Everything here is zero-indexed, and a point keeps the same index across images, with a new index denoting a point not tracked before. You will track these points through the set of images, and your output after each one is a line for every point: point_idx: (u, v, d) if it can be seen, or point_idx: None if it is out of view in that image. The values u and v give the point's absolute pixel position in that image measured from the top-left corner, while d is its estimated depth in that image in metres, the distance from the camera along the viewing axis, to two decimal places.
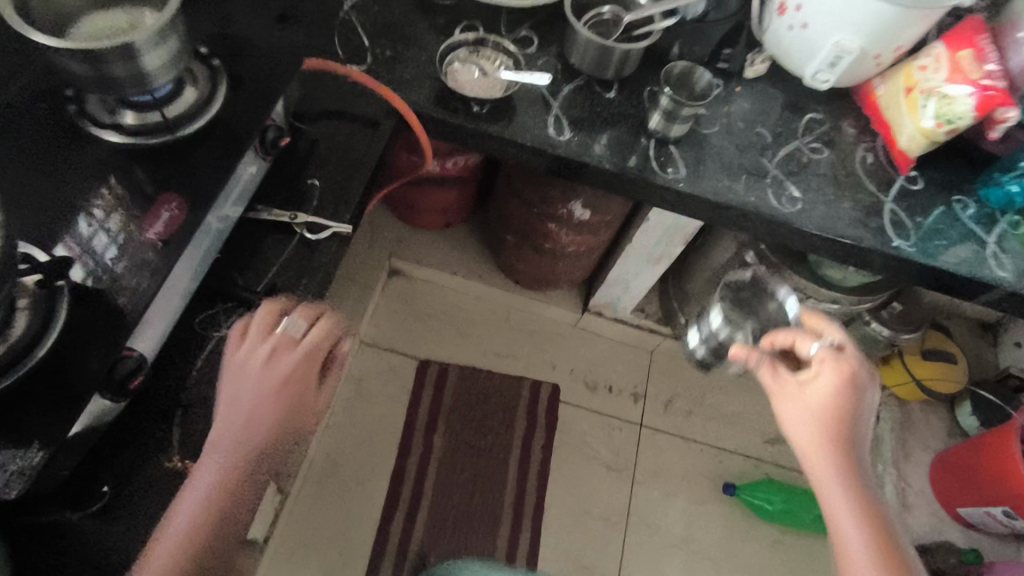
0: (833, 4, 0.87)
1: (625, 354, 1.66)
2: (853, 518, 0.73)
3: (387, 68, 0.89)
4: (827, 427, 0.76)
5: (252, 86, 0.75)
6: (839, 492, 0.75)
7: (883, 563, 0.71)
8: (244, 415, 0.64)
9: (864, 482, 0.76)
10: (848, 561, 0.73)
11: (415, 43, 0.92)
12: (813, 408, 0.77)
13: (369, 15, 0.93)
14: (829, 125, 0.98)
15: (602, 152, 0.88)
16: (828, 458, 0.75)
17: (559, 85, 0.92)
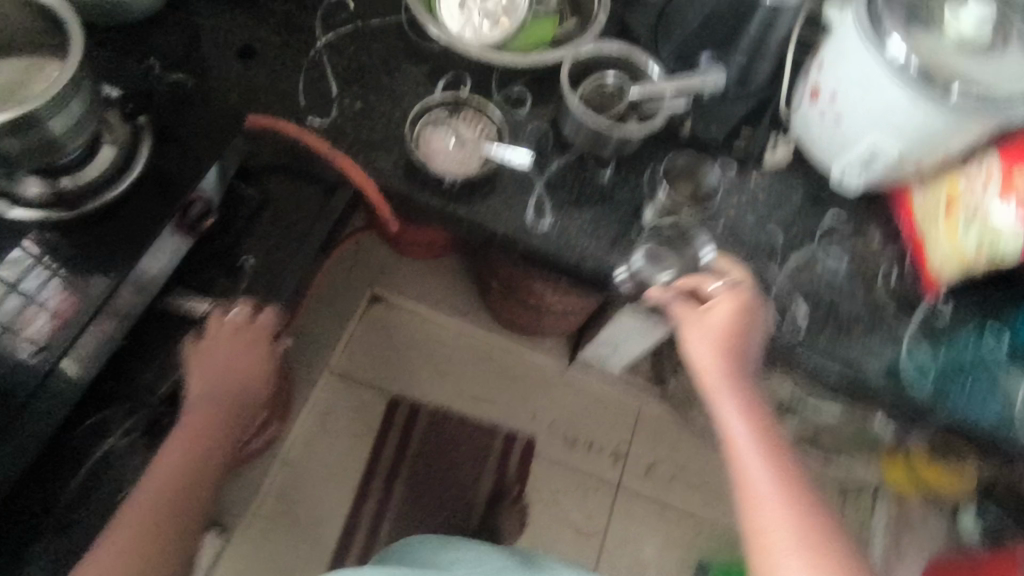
0: (873, 103, 0.74)
1: (611, 410, 1.56)
2: (753, 445, 0.65)
3: (353, 123, 0.78)
4: (721, 348, 0.70)
5: (178, 158, 0.66)
6: (732, 398, 0.68)
7: (781, 472, 0.63)
8: (212, 399, 0.66)
9: (761, 405, 0.69)
10: (746, 478, 0.64)
11: (390, 95, 0.81)
12: (707, 325, 0.71)
13: (343, 56, 0.82)
14: (852, 231, 0.86)
15: (586, 246, 0.77)
16: (727, 390, 0.68)
17: (548, 160, 0.81)
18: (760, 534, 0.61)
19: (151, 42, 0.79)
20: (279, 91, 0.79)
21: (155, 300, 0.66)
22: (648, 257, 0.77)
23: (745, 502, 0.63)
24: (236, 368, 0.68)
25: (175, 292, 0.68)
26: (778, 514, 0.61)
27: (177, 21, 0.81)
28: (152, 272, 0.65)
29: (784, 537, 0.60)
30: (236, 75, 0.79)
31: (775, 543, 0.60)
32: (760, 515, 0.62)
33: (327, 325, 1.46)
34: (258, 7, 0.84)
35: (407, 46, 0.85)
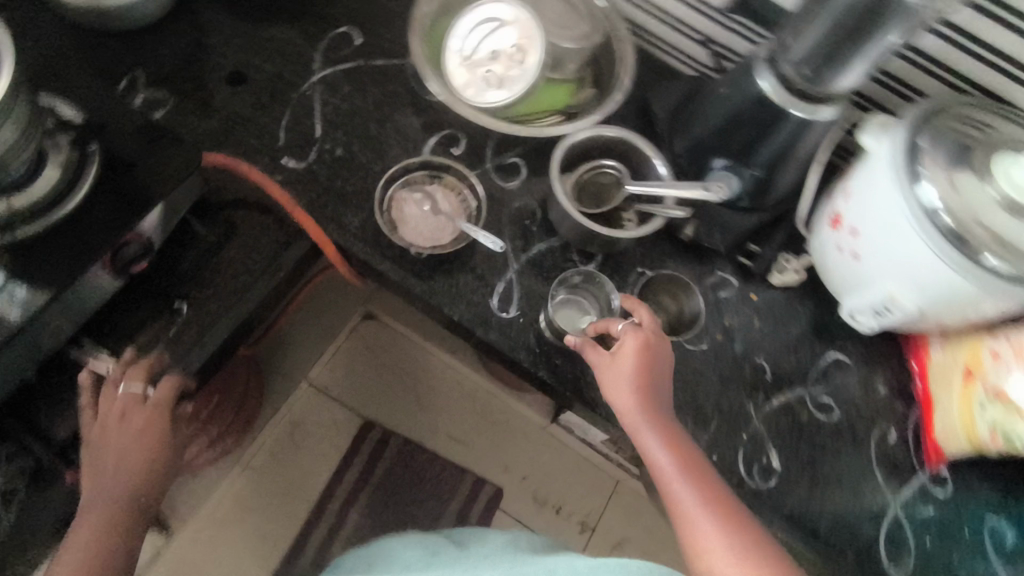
0: (897, 250, 0.64)
1: (587, 476, 1.48)
2: (667, 454, 0.62)
3: (328, 171, 0.74)
4: (639, 387, 0.64)
5: (125, 191, 0.62)
6: (649, 430, 0.63)
7: (699, 479, 0.61)
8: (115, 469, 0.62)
9: (667, 407, 0.65)
10: (678, 494, 0.61)
11: (375, 146, 0.76)
12: (618, 356, 0.65)
13: (336, 97, 0.78)
14: (858, 378, 0.76)
15: (547, 348, 0.71)
16: (644, 420, 0.63)
17: (528, 243, 0.74)
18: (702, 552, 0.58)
19: (140, 53, 0.76)
20: (260, 126, 0.75)
21: (64, 346, 0.64)
22: (577, 314, 0.73)
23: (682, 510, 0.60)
24: (138, 450, 0.63)
25: (88, 340, 0.66)
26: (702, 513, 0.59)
27: (173, 35, 0.78)
28: (67, 315, 0.61)
29: (723, 552, 0.57)
30: (220, 103, 0.76)
31: (709, 550, 0.58)
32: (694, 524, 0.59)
33: (312, 338, 1.44)
34: (261, 30, 0.80)
35: (406, 95, 0.80)
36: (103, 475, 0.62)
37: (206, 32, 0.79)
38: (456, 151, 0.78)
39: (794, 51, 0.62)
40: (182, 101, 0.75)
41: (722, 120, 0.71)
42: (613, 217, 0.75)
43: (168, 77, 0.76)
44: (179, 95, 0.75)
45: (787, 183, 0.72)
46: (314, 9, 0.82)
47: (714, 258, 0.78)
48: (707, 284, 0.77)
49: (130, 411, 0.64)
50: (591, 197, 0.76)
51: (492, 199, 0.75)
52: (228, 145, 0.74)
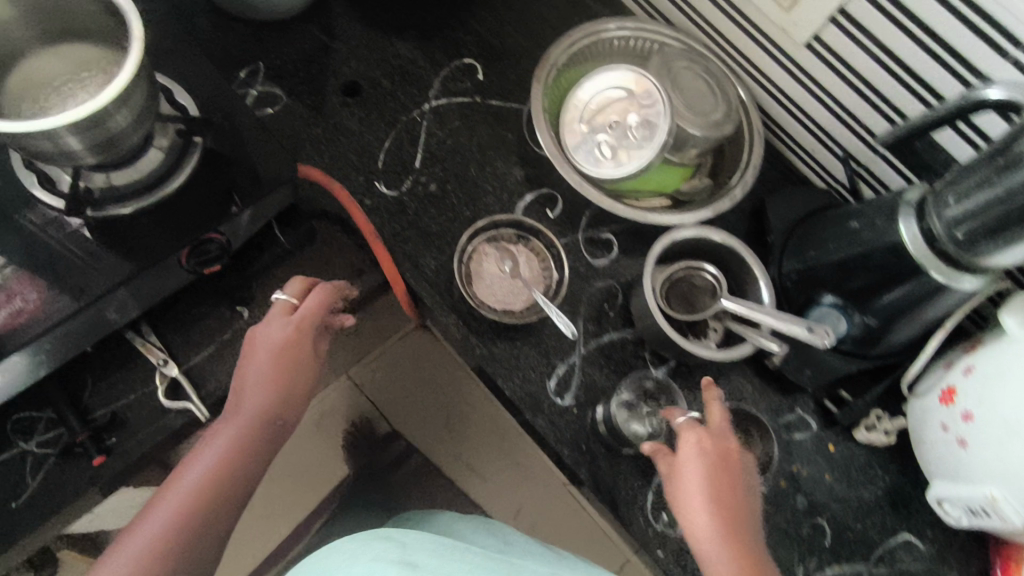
0: (1012, 454, 0.55)
1: (598, 546, 1.42)
2: (720, 552, 0.49)
3: (417, 204, 0.72)
4: (701, 492, 0.52)
5: (219, 188, 0.61)
6: (717, 544, 0.50)
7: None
8: (257, 380, 0.60)
9: (749, 502, 0.54)
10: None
11: (469, 190, 0.73)
12: (685, 440, 0.56)
13: (443, 129, 0.76)
14: (928, 568, 0.67)
15: (594, 446, 0.66)
16: (713, 533, 0.50)
17: (601, 328, 0.70)
18: None
19: (266, 46, 0.76)
20: (363, 142, 0.73)
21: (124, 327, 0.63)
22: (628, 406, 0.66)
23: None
24: (280, 370, 0.60)
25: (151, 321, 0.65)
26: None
27: (302, 34, 0.77)
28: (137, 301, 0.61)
29: None
30: (329, 111, 0.74)
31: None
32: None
33: (362, 334, 1.44)
34: (387, 45, 0.79)
35: (514, 143, 0.77)
36: (246, 388, 0.59)
37: (334, 36, 0.78)
38: (551, 214, 0.74)
39: (950, 208, 0.55)
40: (294, 101, 0.74)
41: (844, 256, 0.64)
42: (698, 326, 0.69)
43: (286, 73, 0.75)
44: (292, 96, 0.74)
45: (901, 337, 0.65)
46: (443, 34, 0.80)
47: (796, 393, 0.71)
48: (781, 419, 0.70)
49: (278, 323, 0.61)
50: (681, 299, 0.70)
51: (575, 273, 0.71)
52: (326, 155, 0.72)
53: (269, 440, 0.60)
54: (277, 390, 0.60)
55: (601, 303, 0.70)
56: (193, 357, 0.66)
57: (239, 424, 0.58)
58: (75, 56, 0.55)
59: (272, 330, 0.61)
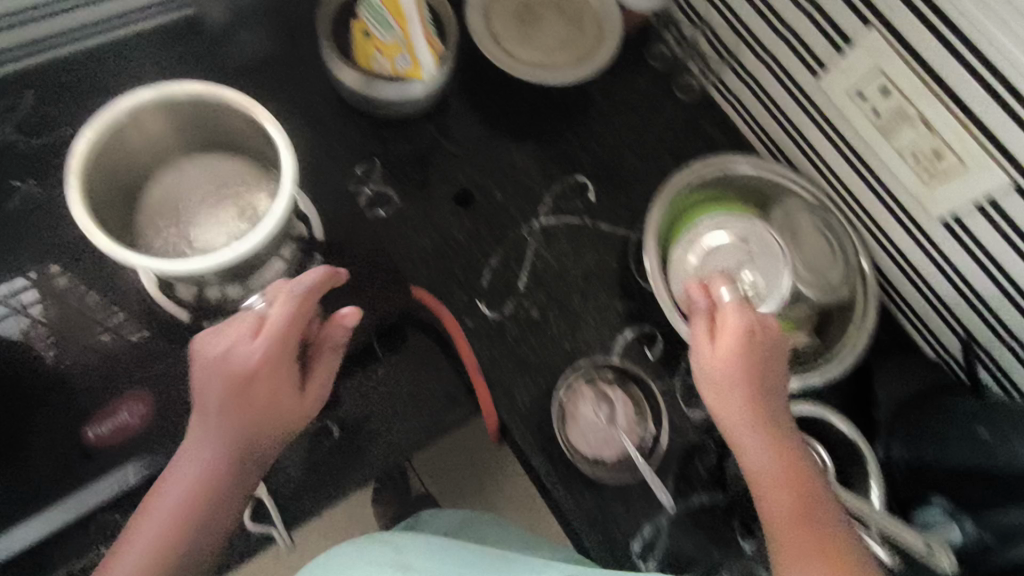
0: None
1: None
2: (792, 513, 0.48)
3: (518, 329, 0.70)
4: (729, 393, 0.51)
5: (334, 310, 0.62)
6: (758, 440, 0.51)
7: (793, 508, 0.48)
8: (210, 419, 0.48)
9: (779, 411, 0.52)
10: (792, 561, 0.45)
11: (570, 318, 0.71)
12: (720, 337, 0.53)
13: (550, 249, 0.74)
14: None
15: None
16: (747, 427, 0.51)
17: (691, 487, 0.67)
18: None
19: (385, 144, 0.75)
20: (469, 256, 0.72)
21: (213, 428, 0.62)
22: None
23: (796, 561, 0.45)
24: (243, 405, 0.47)
25: None
26: (787, 548, 0.46)
27: (420, 134, 0.76)
28: None
29: None
30: (439, 220, 0.73)
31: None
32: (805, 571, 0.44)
33: None
34: (503, 153, 0.77)
35: (618, 271, 0.75)
36: (194, 431, 0.48)
37: (452, 139, 0.77)
38: (650, 356, 0.71)
39: None
40: (406, 204, 0.73)
41: (964, 462, 0.60)
42: None
43: (402, 174, 0.74)
44: (405, 198, 0.73)
45: None
46: (560, 147, 0.79)
47: None
48: None
49: (242, 346, 0.48)
50: None
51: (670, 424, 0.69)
52: (432, 267, 0.71)
53: (230, 495, 0.48)
54: (245, 421, 0.47)
55: (695, 461, 0.67)
56: (277, 472, 0.63)
57: (188, 477, 0.47)
58: (220, 170, 0.55)
59: (226, 356, 0.48)
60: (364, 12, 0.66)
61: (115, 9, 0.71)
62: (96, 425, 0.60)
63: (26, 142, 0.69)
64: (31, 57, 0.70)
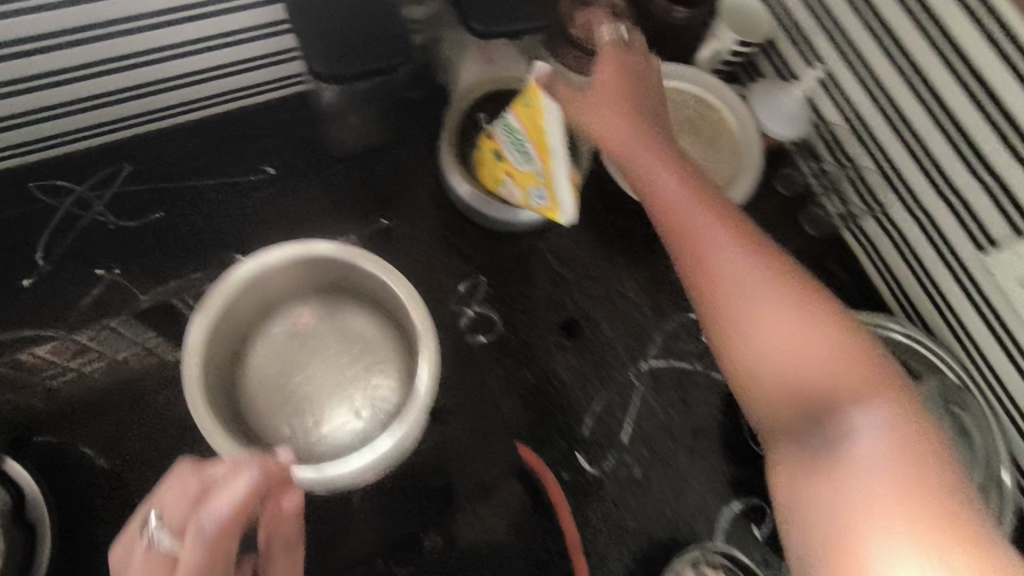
0: None
1: None
2: (915, 465, 0.36)
3: (616, 491, 0.64)
4: (746, 260, 0.44)
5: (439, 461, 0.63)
6: (755, 261, 0.44)
7: (909, 454, 0.36)
8: None
9: (763, 252, 0.45)
10: (869, 485, 0.35)
11: (672, 481, 0.65)
12: (680, 179, 0.49)
13: (658, 398, 0.67)
14: None
15: None
16: (726, 235, 0.46)
17: None
18: (909, 493, 0.35)
19: (493, 258, 0.69)
20: (572, 399, 0.66)
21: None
22: None
23: (808, 479, 0.38)
24: None
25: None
26: (776, 412, 0.41)
27: (528, 252, 0.70)
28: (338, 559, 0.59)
29: (930, 498, 0.35)
30: (543, 353, 0.67)
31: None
32: (815, 511, 0.37)
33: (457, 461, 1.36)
34: (614, 280, 0.71)
35: (727, 429, 0.68)
36: None
37: (563, 260, 0.70)
38: (757, 536, 0.65)
39: None
40: (511, 332, 0.67)
41: None
42: None
43: (507, 295, 0.68)
44: (508, 324, 0.67)
45: None
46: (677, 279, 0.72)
47: None
48: None
49: None
50: None
51: None
52: (530, 406, 0.65)
53: None
54: None
55: None
56: None
57: None
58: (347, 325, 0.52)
59: None
60: (499, 131, 0.59)
61: (216, 89, 0.64)
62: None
63: (113, 226, 0.64)
64: (115, 132, 0.64)
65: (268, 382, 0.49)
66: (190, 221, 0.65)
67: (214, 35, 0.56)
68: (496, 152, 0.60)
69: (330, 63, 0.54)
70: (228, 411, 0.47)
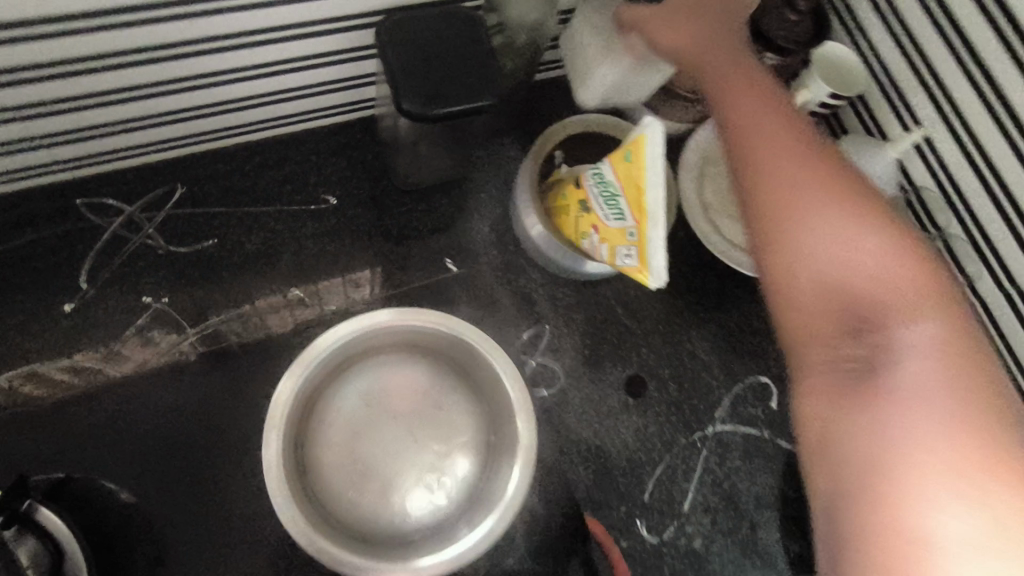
0: None
1: None
2: (968, 411, 0.35)
3: (677, 563, 0.61)
4: (835, 209, 0.40)
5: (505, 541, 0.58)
6: (767, 164, 0.41)
7: (971, 409, 0.35)
8: None
9: (820, 144, 0.43)
10: (917, 446, 0.34)
11: (734, 554, 0.63)
12: (762, 136, 0.43)
13: (722, 466, 0.65)
14: None
15: None
16: (806, 194, 0.40)
17: None
18: (873, 296, 0.39)
19: (559, 305, 0.66)
20: (635, 461, 0.63)
21: None
22: None
23: (829, 403, 0.38)
24: None
25: None
26: (811, 312, 0.40)
27: (598, 303, 0.67)
28: None
29: (888, 267, 0.39)
30: (606, 411, 0.64)
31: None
32: (845, 460, 0.36)
33: None
34: (683, 338, 0.68)
35: (791, 499, 0.65)
36: None
37: (632, 313, 0.67)
38: None
39: None
40: (575, 386, 0.64)
41: None
42: None
43: (574, 348, 0.65)
44: (574, 378, 0.64)
45: None
46: (747, 339, 0.69)
47: None
48: None
49: None
50: None
51: None
52: (592, 468, 0.62)
53: None
54: None
55: None
56: None
57: None
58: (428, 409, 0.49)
59: None
60: (590, 180, 0.56)
61: (282, 112, 0.61)
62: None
63: (162, 249, 0.60)
64: (172, 147, 0.60)
65: (334, 452, 0.47)
66: (247, 248, 0.62)
67: (297, 56, 0.54)
68: (583, 203, 0.57)
69: (422, 103, 0.50)
70: (293, 471, 0.45)
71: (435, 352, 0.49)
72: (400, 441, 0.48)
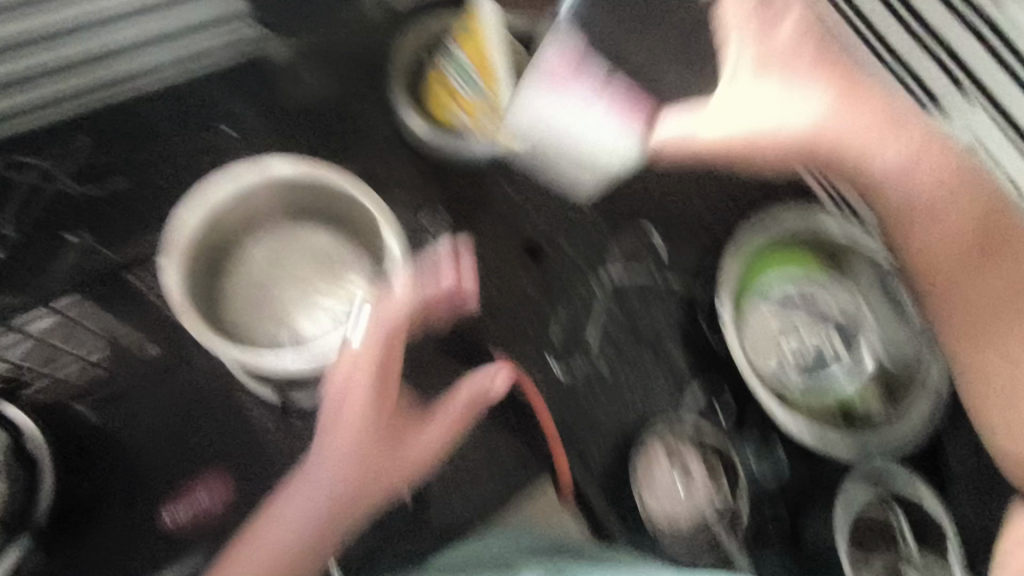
0: None
1: None
2: (936, 182, 0.53)
3: (589, 392, 0.70)
4: (859, 114, 0.54)
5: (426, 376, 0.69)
6: (844, 109, 0.54)
7: (939, 187, 0.53)
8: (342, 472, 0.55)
9: (863, 77, 0.55)
10: (927, 215, 0.54)
11: (639, 378, 0.71)
12: (849, 108, 0.54)
13: (621, 307, 0.73)
14: None
15: None
16: (881, 138, 0.53)
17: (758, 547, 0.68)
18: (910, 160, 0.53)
19: (452, 192, 0.73)
20: (539, 314, 0.71)
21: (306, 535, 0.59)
22: None
23: (959, 266, 0.53)
24: (366, 461, 0.56)
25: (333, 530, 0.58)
26: (899, 214, 0.55)
27: (490, 186, 0.74)
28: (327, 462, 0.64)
29: (888, 141, 0.54)
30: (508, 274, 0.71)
31: None
32: (973, 294, 0.53)
33: None
34: (571, 205, 0.75)
35: (686, 326, 0.73)
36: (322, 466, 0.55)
37: (520, 189, 0.74)
38: (726, 423, 0.70)
39: None
40: (476, 258, 0.71)
41: None
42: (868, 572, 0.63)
43: (471, 226, 0.72)
44: (476, 251, 0.72)
45: None
46: (630, 198, 0.76)
47: None
48: None
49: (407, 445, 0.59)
50: (857, 537, 0.65)
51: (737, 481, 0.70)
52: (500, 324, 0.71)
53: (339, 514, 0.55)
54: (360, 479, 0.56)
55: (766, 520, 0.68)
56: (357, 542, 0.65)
57: (318, 493, 0.55)
58: (321, 249, 0.62)
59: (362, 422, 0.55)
60: (450, 73, 0.69)
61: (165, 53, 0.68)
62: (171, 507, 0.62)
63: (84, 195, 0.67)
64: (80, 105, 0.67)
65: (245, 280, 0.61)
66: (160, 184, 0.69)
67: None
68: (450, 91, 0.69)
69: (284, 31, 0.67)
70: (204, 296, 0.58)
71: (317, 205, 0.62)
72: (298, 277, 0.61)
